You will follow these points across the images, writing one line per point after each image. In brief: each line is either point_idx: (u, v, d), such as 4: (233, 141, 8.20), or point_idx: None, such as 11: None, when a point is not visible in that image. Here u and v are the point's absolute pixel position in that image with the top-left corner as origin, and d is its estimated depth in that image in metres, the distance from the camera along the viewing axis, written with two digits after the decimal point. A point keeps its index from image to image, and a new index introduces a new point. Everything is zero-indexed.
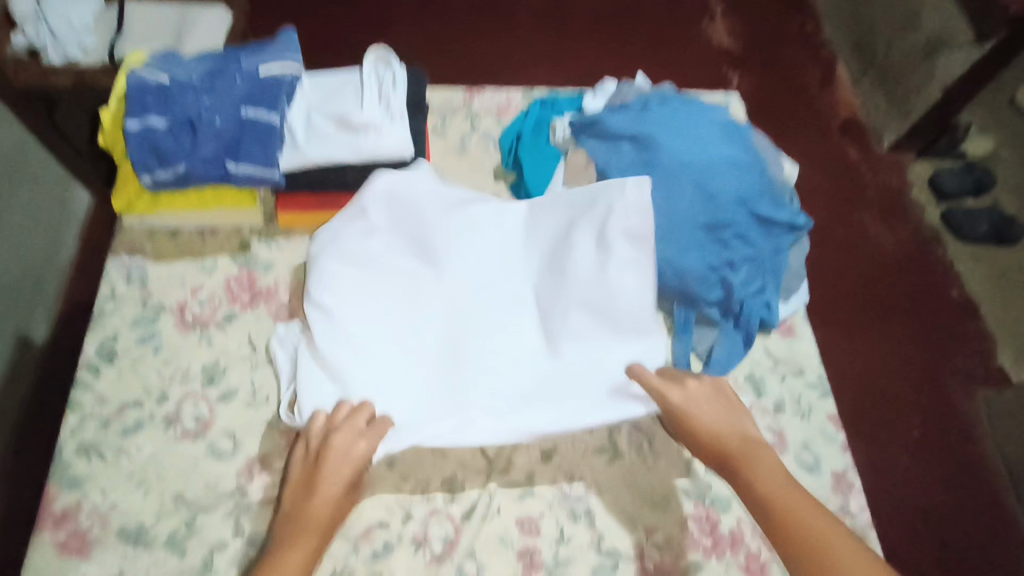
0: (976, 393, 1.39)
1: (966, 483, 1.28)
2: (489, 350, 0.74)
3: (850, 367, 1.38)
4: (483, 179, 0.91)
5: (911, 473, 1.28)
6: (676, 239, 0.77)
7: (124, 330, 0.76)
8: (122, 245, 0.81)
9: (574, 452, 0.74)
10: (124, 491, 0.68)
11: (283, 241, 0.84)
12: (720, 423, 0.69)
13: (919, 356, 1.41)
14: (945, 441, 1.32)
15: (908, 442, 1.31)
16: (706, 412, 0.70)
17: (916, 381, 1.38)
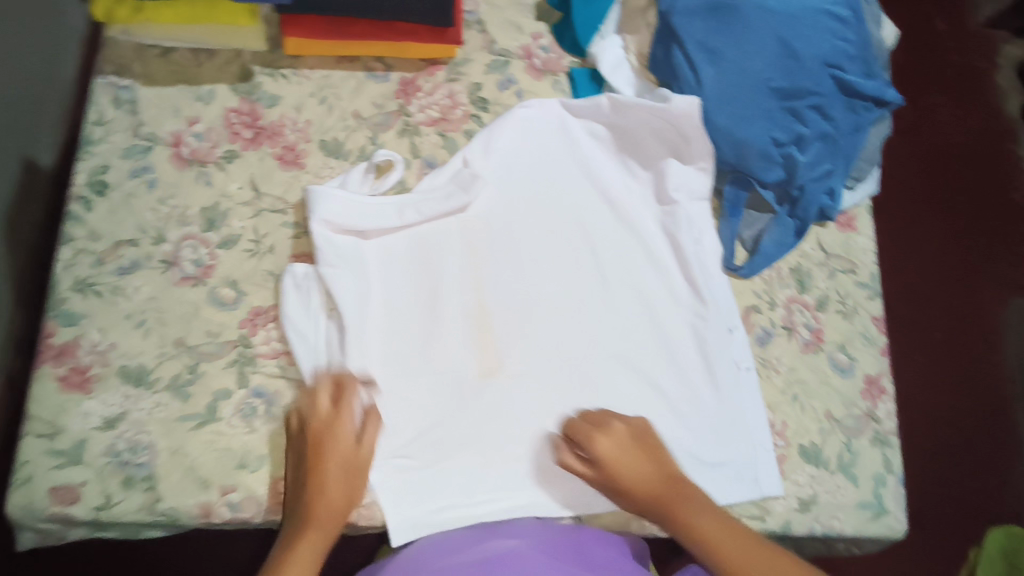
0: (1010, 301, 1.31)
1: (978, 388, 1.24)
2: (542, 361, 0.67)
3: (883, 261, 1.31)
4: (521, 15, 0.77)
5: (923, 373, 1.24)
6: (741, 104, 0.66)
7: (114, 161, 0.69)
8: (109, 62, 0.72)
9: (594, 331, 0.69)
10: (123, 331, 0.65)
11: (289, 71, 0.73)
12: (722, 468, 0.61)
13: (961, 257, 1.32)
14: (967, 345, 1.27)
15: (928, 342, 1.26)
16: (635, 467, 0.60)
17: (951, 283, 1.30)
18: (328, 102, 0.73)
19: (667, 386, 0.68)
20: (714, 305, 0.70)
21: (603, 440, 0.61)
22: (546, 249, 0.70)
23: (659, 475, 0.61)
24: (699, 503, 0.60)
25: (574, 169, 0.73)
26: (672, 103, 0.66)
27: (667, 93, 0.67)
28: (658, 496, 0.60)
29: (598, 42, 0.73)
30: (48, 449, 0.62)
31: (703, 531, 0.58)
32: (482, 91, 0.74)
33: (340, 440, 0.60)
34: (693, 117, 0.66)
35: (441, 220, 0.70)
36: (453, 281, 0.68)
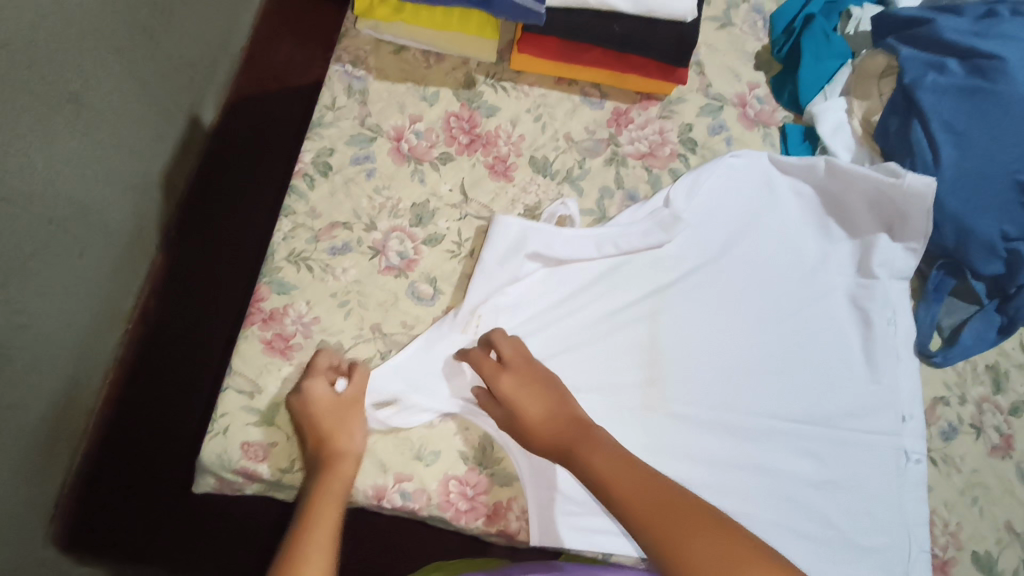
0: None
1: None
2: (713, 409, 0.66)
3: None
4: (740, 62, 0.77)
5: None
6: (977, 192, 0.64)
7: (340, 145, 0.73)
8: (346, 52, 0.75)
9: (768, 393, 0.67)
10: (326, 308, 0.68)
11: (510, 85, 0.75)
12: (547, 394, 0.59)
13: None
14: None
15: None
16: (528, 404, 0.58)
17: None
18: (542, 120, 0.74)
19: (831, 460, 0.65)
20: (890, 389, 0.68)
21: (508, 375, 0.60)
22: (721, 299, 0.70)
23: (548, 407, 0.58)
24: (599, 444, 0.53)
25: (769, 224, 0.71)
26: (905, 179, 0.65)
27: (898, 167, 0.66)
28: (561, 439, 0.56)
29: (820, 102, 0.73)
30: (247, 405, 0.66)
31: (600, 473, 0.51)
32: (693, 132, 0.75)
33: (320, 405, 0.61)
34: (923, 197, 0.65)
35: (630, 255, 0.69)
36: (621, 316, 0.68)
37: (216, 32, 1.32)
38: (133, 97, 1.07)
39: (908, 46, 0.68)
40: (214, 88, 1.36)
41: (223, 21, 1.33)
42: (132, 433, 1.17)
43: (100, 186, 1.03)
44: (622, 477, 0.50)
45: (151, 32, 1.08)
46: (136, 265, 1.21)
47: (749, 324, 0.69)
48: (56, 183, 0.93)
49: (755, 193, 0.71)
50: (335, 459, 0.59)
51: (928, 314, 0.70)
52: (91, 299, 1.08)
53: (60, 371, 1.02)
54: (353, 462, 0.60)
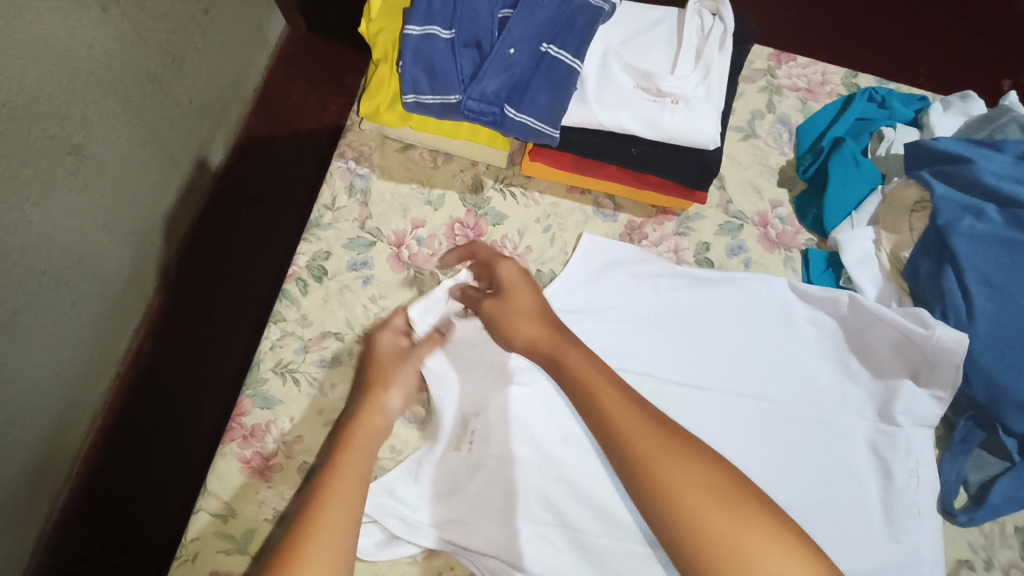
0: None
1: None
2: None
3: None
4: (762, 177, 0.73)
5: None
6: (1014, 351, 0.59)
7: (337, 249, 0.69)
8: (350, 147, 0.72)
9: None
10: (312, 426, 0.65)
11: (519, 191, 0.72)
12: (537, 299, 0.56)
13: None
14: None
15: None
16: (521, 294, 0.56)
17: None
18: (551, 231, 0.71)
19: None
20: (914, 552, 0.62)
21: (509, 265, 0.59)
22: (725, 437, 0.65)
23: (536, 317, 0.54)
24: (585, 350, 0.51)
25: (782, 356, 0.67)
26: (936, 332, 0.60)
27: (929, 318, 0.62)
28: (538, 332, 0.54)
29: (846, 229, 0.69)
30: (219, 531, 0.62)
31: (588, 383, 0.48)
32: (710, 252, 0.71)
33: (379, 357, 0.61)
34: (954, 354, 0.60)
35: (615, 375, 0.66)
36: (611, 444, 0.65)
37: (230, 79, 1.30)
38: (140, 143, 1.04)
39: (943, 184, 0.64)
40: (223, 133, 1.33)
41: (234, 66, 1.30)
42: (110, 492, 1.11)
43: (99, 237, 1.00)
44: (611, 391, 0.47)
45: (160, 80, 1.06)
46: (128, 309, 1.15)
47: (763, 465, 0.64)
48: (50, 238, 0.89)
49: (767, 321, 0.68)
50: (370, 410, 0.56)
51: (954, 468, 0.65)
52: (81, 348, 1.04)
53: (42, 424, 0.98)
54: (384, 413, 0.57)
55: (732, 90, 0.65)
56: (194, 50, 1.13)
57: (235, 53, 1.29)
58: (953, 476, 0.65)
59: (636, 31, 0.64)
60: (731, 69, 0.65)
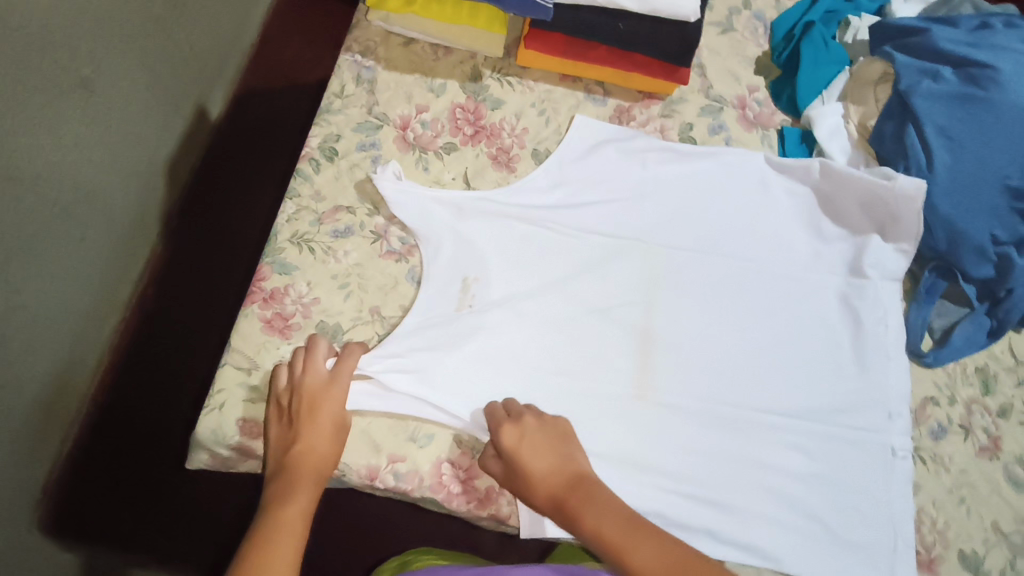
0: None
1: None
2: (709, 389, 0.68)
3: None
4: (740, 66, 0.79)
5: None
6: (964, 194, 0.66)
7: (347, 132, 0.74)
8: (356, 42, 0.77)
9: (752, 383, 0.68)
10: (326, 290, 0.69)
11: (515, 80, 0.77)
12: (559, 461, 0.60)
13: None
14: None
15: None
16: (538, 457, 0.60)
17: None
18: (546, 114, 0.76)
19: (812, 448, 0.66)
20: (872, 384, 0.69)
21: (513, 430, 0.60)
22: (707, 291, 0.71)
23: (558, 476, 0.59)
24: (602, 506, 0.57)
25: (759, 216, 0.73)
26: (896, 181, 0.67)
27: (890, 172, 0.68)
28: (562, 500, 0.58)
29: (817, 106, 0.75)
30: (244, 382, 0.66)
31: (610, 539, 0.54)
32: (693, 131, 0.76)
33: (316, 403, 0.60)
34: (913, 202, 0.67)
35: (616, 237, 0.71)
36: (604, 295, 0.70)
37: (229, 28, 1.29)
38: (144, 85, 1.03)
39: (904, 55, 0.70)
40: (223, 83, 1.33)
41: (231, 14, 1.29)
42: (120, 425, 1.09)
43: (108, 173, 0.99)
44: (635, 538, 0.54)
45: (164, 23, 1.04)
46: (131, 252, 1.13)
47: (744, 318, 0.70)
48: (65, 170, 0.88)
49: (745, 186, 0.74)
50: (289, 503, 0.57)
51: (921, 315, 0.71)
52: (91, 285, 1.02)
53: (54, 358, 0.96)
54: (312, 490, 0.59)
55: None
56: None
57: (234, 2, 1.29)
58: (919, 322, 0.70)
59: None
60: None
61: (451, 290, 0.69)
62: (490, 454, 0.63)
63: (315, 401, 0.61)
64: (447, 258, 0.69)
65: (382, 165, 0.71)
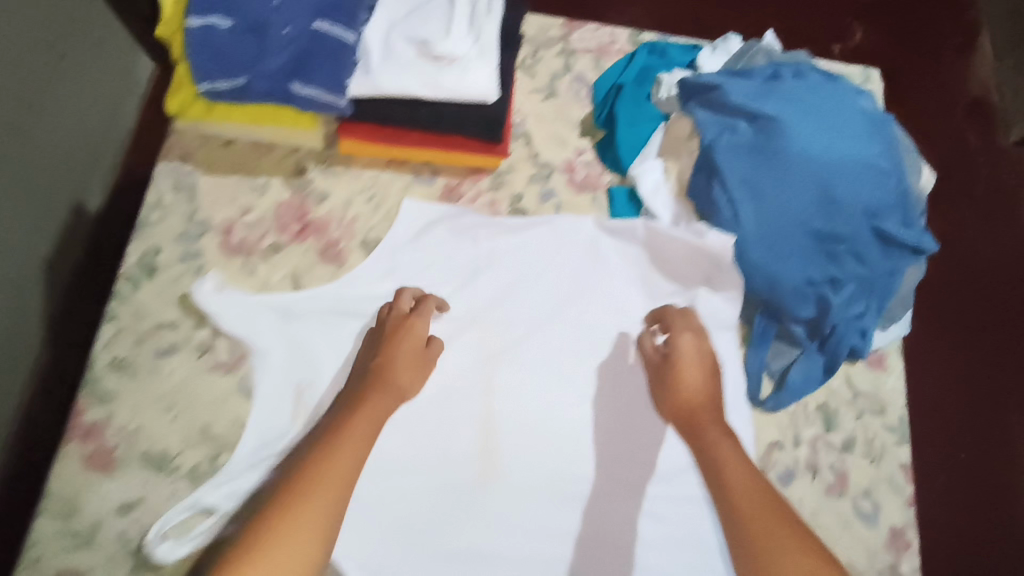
0: None
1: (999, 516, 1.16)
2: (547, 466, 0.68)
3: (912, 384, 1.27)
4: (566, 130, 0.81)
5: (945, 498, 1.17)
6: (778, 242, 0.67)
7: (167, 243, 0.72)
8: (171, 149, 0.75)
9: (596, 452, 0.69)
10: (150, 414, 0.66)
11: (341, 168, 0.76)
12: (709, 387, 0.62)
13: (998, 361, 1.30)
14: (996, 459, 1.20)
15: (951, 463, 1.19)
16: (692, 375, 0.63)
17: (977, 401, 1.26)
18: (375, 200, 0.75)
19: (658, 512, 0.67)
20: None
21: (688, 337, 0.65)
22: (547, 364, 0.71)
23: (704, 394, 0.62)
24: (733, 443, 0.57)
25: (596, 281, 0.74)
26: (707, 235, 0.69)
27: (703, 226, 0.70)
28: (695, 412, 0.61)
29: (641, 163, 0.76)
30: (62, 529, 0.62)
31: (726, 462, 0.55)
32: (523, 202, 0.77)
33: (404, 348, 0.65)
34: (725, 255, 0.69)
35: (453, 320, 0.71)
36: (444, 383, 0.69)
37: (98, 115, 1.10)
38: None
39: (705, 110, 0.72)
40: (103, 170, 1.13)
41: (111, 107, 1.12)
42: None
43: None
44: (745, 468, 0.54)
45: (12, 121, 0.86)
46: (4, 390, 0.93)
47: (584, 386, 0.71)
48: None
49: (581, 252, 0.74)
50: (362, 413, 0.58)
51: (757, 359, 0.72)
52: None
53: None
54: (388, 400, 0.61)
55: (515, 49, 0.70)
56: (54, 83, 0.95)
57: (104, 83, 1.10)
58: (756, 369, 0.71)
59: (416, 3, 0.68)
60: (509, 31, 0.70)
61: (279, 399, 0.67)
62: (647, 338, 0.69)
63: (395, 344, 0.64)
64: (270, 368, 0.68)
65: (200, 281, 0.68)
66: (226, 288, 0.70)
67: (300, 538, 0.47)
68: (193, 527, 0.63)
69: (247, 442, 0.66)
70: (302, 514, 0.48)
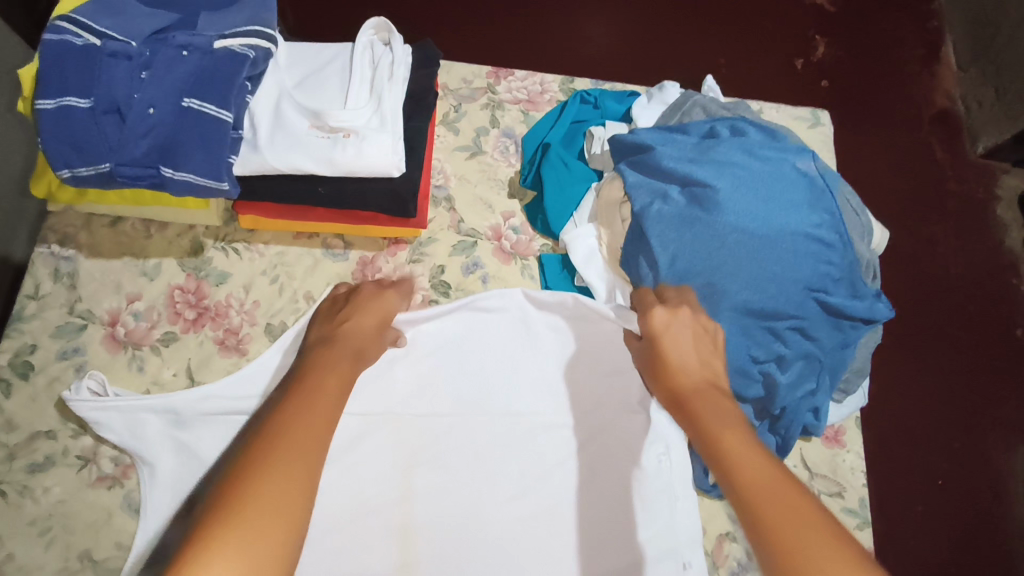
0: (1017, 447, 1.21)
1: (983, 552, 1.10)
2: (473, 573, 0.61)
3: (890, 404, 1.20)
4: (493, 191, 0.74)
5: (930, 528, 1.09)
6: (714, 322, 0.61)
7: (44, 340, 0.64)
8: (53, 230, 0.68)
9: (529, 554, 0.62)
10: (23, 539, 0.58)
11: (242, 246, 0.69)
12: (696, 364, 0.55)
13: (969, 387, 1.24)
14: (971, 496, 1.15)
15: (929, 492, 1.12)
16: (685, 350, 0.55)
17: (954, 426, 1.20)
18: (279, 282, 0.68)
19: None
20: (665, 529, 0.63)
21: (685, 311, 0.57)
22: (474, 456, 0.64)
23: (698, 368, 0.55)
24: (734, 419, 0.50)
25: (523, 359, 0.68)
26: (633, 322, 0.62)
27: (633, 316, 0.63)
28: (687, 394, 0.53)
29: (571, 230, 0.69)
30: None
31: (722, 440, 0.48)
32: (445, 274, 0.70)
33: (381, 308, 0.61)
34: None
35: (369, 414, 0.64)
36: (360, 484, 0.62)
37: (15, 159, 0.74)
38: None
39: (635, 172, 0.66)
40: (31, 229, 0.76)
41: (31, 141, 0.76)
42: None
43: None
44: (744, 450, 0.47)
45: None
46: None
47: (516, 482, 0.64)
48: None
49: (508, 326, 0.68)
50: (326, 379, 0.50)
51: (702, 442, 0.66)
52: None
53: None
54: (356, 357, 0.56)
55: (426, 116, 0.66)
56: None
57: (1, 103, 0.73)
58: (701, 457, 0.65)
59: (310, 72, 0.66)
60: (415, 95, 0.66)
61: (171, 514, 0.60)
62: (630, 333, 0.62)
63: (378, 294, 0.61)
64: (161, 480, 0.61)
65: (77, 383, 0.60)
66: (111, 388, 0.62)
67: (266, 508, 0.38)
68: None
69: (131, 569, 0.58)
70: (280, 469, 0.41)
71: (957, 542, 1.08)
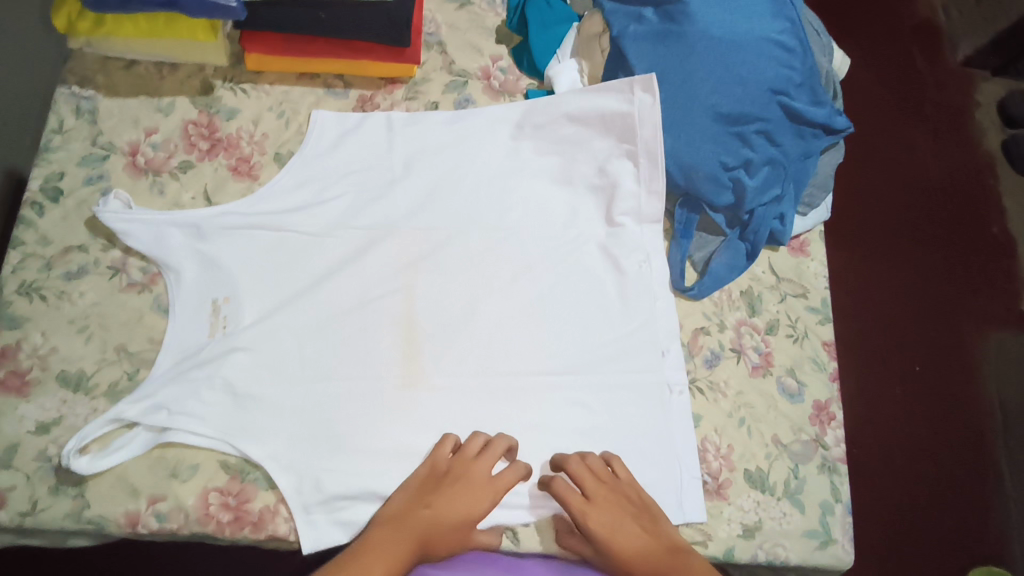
0: (989, 334, 1.27)
1: (957, 427, 1.18)
2: (472, 362, 0.67)
3: (870, 295, 1.26)
4: (482, 37, 0.79)
5: (902, 409, 1.17)
6: (686, 129, 0.68)
7: (70, 168, 0.70)
8: (73, 73, 0.73)
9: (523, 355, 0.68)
10: (65, 335, 0.65)
11: (249, 85, 0.75)
12: (639, 538, 0.58)
13: (944, 272, 1.30)
14: (946, 375, 1.22)
15: (907, 376, 1.20)
16: (626, 534, 0.57)
17: (927, 313, 1.27)
18: (285, 116, 0.74)
19: (586, 399, 0.66)
20: (645, 321, 0.69)
21: (599, 510, 0.58)
22: (471, 265, 0.70)
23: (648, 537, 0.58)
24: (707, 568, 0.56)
25: (512, 174, 0.73)
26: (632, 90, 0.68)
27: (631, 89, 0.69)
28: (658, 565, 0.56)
29: (555, 65, 0.75)
30: None
31: None
32: (439, 109, 0.75)
33: (471, 493, 0.59)
34: (648, 124, 0.68)
35: (377, 228, 0.70)
36: (368, 293, 0.69)
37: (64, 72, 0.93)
38: None
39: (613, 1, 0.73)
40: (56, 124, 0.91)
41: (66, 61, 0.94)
42: None
43: None
44: None
45: None
46: None
47: (510, 291, 0.70)
48: None
49: (498, 149, 0.73)
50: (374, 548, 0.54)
51: (681, 249, 0.72)
52: None
53: None
54: (439, 521, 0.57)
55: None
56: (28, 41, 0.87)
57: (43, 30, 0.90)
58: (679, 261, 0.72)
59: None
60: None
61: (197, 313, 0.66)
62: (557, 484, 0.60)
63: (463, 482, 0.59)
64: (186, 284, 0.67)
65: (105, 199, 0.67)
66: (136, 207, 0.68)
67: None
68: (116, 439, 0.62)
69: (164, 357, 0.64)
70: None
71: (929, 420, 1.17)
